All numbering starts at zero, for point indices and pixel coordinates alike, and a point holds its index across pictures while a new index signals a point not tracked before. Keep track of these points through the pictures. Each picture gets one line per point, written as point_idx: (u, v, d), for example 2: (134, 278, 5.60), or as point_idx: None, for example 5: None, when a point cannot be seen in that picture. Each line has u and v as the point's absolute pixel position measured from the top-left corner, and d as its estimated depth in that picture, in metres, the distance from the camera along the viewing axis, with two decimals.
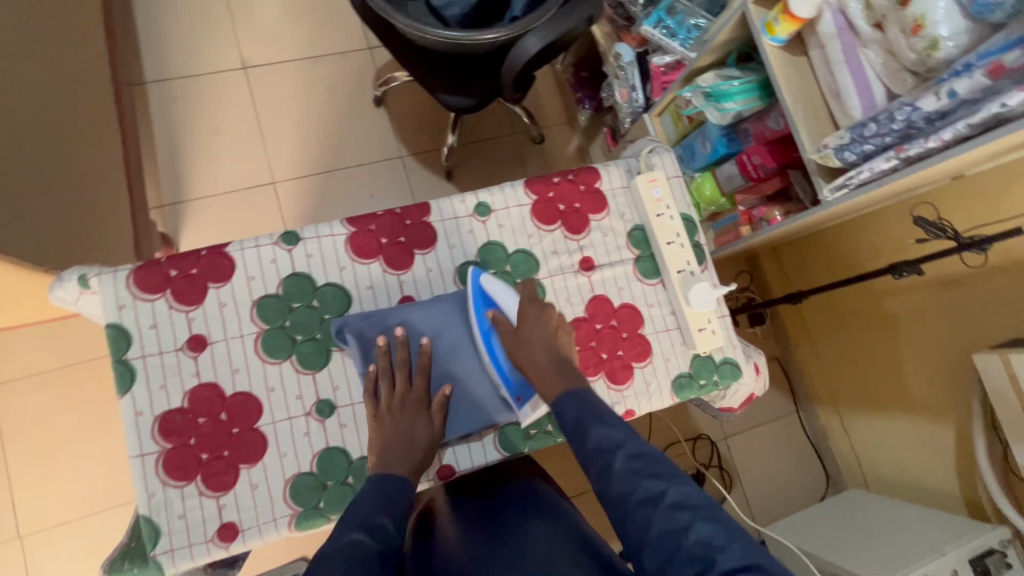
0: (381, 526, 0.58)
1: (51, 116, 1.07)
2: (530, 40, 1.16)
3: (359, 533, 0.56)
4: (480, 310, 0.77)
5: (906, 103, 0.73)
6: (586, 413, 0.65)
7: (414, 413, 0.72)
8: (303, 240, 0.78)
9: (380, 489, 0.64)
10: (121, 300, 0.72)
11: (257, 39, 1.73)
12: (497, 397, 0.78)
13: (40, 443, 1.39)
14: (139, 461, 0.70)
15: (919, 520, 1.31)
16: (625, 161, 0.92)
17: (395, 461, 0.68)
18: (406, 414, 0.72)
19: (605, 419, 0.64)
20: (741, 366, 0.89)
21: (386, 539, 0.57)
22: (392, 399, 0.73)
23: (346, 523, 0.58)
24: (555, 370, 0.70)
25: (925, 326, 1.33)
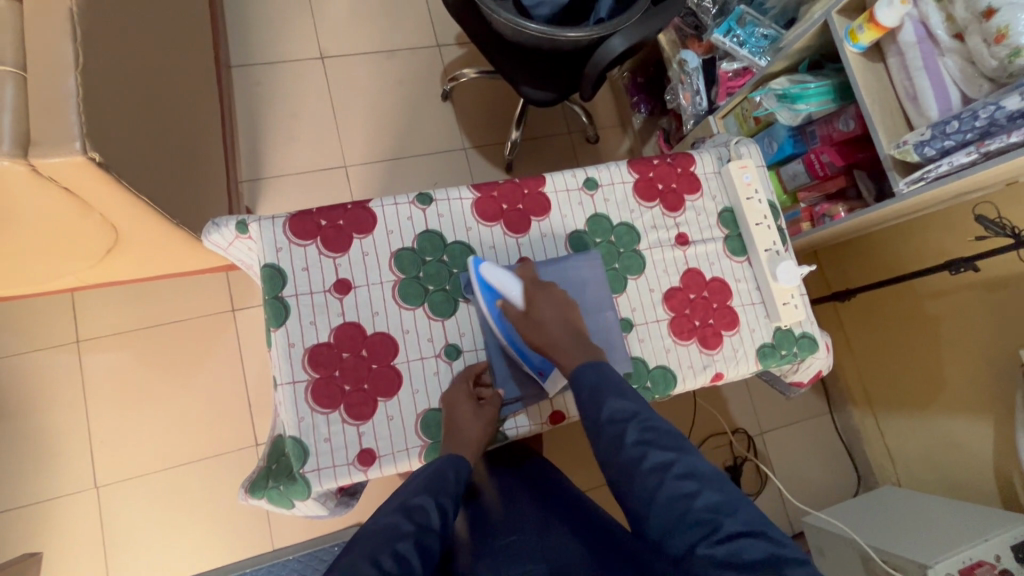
0: (419, 509, 0.64)
1: (179, 83, 1.16)
2: (615, 42, 1.25)
3: (397, 517, 0.62)
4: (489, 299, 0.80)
5: (990, 103, 0.82)
6: (602, 385, 0.69)
7: (460, 401, 0.79)
8: (435, 201, 0.87)
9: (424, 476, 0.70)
10: (278, 243, 0.81)
11: (335, 31, 1.83)
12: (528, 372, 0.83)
13: (122, 397, 1.47)
14: (291, 388, 0.77)
15: (957, 512, 1.38)
16: (716, 149, 1.01)
17: (458, 444, 0.75)
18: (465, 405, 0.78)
19: (622, 394, 0.69)
20: (818, 340, 0.97)
21: (422, 522, 0.63)
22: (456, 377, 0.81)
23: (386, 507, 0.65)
24: (576, 356, 0.75)
25: (968, 326, 1.39)
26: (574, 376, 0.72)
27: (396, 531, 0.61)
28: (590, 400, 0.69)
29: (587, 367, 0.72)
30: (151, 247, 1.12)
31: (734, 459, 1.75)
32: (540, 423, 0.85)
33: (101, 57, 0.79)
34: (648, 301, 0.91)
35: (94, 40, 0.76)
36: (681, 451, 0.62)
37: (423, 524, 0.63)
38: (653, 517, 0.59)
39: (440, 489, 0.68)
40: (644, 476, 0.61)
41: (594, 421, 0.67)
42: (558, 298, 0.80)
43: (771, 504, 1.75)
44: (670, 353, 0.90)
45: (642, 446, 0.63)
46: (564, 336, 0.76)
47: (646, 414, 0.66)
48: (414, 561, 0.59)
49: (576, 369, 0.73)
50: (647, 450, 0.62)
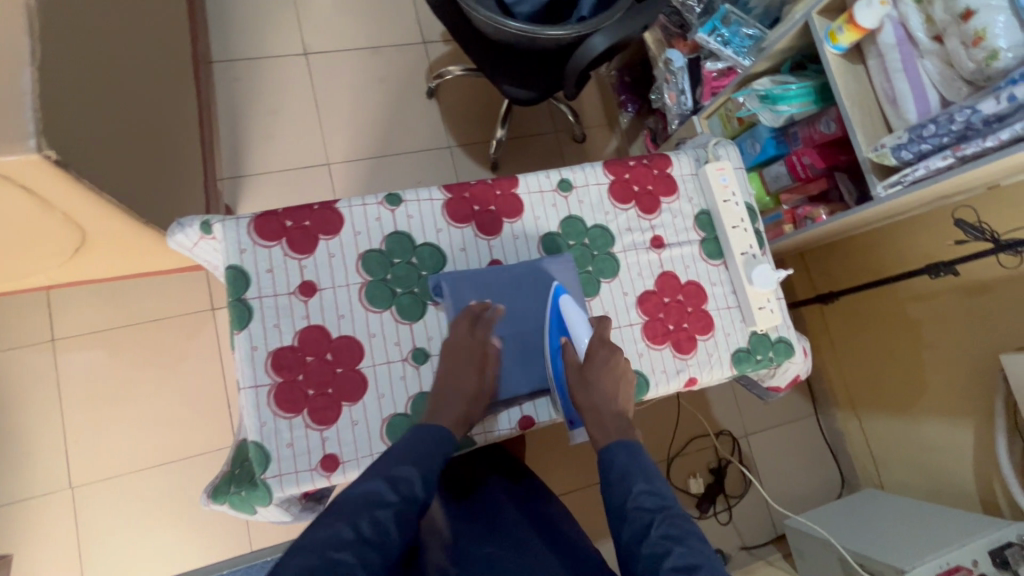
0: (404, 479, 0.64)
1: (150, 77, 1.14)
2: (597, 40, 1.23)
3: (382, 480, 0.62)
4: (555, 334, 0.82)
5: (966, 107, 0.81)
6: (633, 467, 0.68)
7: (462, 363, 0.77)
8: (405, 202, 0.85)
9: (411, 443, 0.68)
10: (242, 244, 0.79)
11: (319, 27, 1.81)
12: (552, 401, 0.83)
13: (97, 397, 1.45)
14: (253, 392, 0.76)
15: (937, 516, 1.38)
16: (694, 151, 1.00)
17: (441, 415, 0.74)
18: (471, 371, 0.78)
19: (651, 480, 0.67)
20: (794, 345, 0.95)
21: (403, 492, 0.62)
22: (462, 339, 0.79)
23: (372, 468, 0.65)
24: (610, 437, 0.73)
25: (950, 331, 1.39)
26: (606, 455, 0.71)
27: (376, 499, 0.61)
28: (619, 476, 0.68)
29: (620, 448, 0.71)
30: (122, 245, 1.10)
31: (718, 461, 1.75)
32: (509, 429, 0.84)
33: (59, 53, 0.77)
34: (621, 305, 0.90)
35: (51, 35, 0.74)
36: (707, 558, 0.59)
37: (406, 495, 0.63)
38: None
39: (428, 460, 0.67)
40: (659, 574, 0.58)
41: (621, 504, 0.65)
42: (617, 364, 0.78)
43: (753, 507, 1.74)
44: (642, 357, 0.89)
45: (666, 543, 0.60)
46: (607, 412, 0.75)
47: (675, 510, 0.64)
48: (392, 531, 0.60)
49: (610, 449, 0.71)
50: (662, 539, 0.61)
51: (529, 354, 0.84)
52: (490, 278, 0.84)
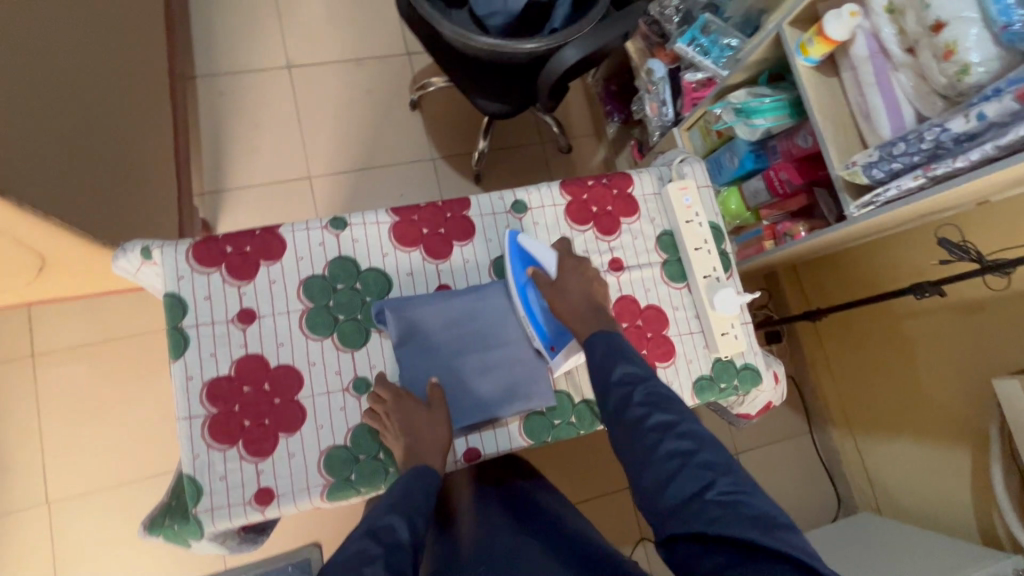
0: (387, 528, 0.60)
1: (111, 96, 1.14)
2: (568, 53, 1.20)
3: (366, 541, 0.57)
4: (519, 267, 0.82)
5: (935, 125, 0.76)
6: (613, 350, 0.70)
7: (406, 412, 0.74)
8: (350, 226, 0.83)
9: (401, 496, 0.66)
10: (180, 271, 0.77)
11: (301, 39, 1.80)
12: (528, 393, 0.81)
13: (75, 412, 1.45)
14: (186, 424, 0.74)
15: (931, 546, 1.30)
16: (657, 169, 0.96)
17: (423, 453, 0.72)
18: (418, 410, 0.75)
19: (631, 359, 0.69)
20: (762, 372, 0.91)
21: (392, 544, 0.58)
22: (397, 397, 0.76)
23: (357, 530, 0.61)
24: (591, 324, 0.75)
25: (944, 351, 1.32)
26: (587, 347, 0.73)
27: (367, 556, 0.56)
28: (600, 366, 0.69)
29: (601, 339, 0.72)
30: (83, 265, 1.10)
31: None
32: (454, 462, 0.80)
33: None
34: None
35: None
36: (683, 414, 0.61)
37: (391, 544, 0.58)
38: (651, 475, 0.58)
39: (412, 510, 0.64)
40: (660, 460, 0.58)
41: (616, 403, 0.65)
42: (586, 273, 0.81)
43: None
44: None
45: (648, 406, 0.63)
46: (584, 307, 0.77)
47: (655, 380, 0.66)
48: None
49: (588, 338, 0.73)
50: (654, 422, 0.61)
51: (481, 379, 0.80)
52: (433, 306, 0.80)
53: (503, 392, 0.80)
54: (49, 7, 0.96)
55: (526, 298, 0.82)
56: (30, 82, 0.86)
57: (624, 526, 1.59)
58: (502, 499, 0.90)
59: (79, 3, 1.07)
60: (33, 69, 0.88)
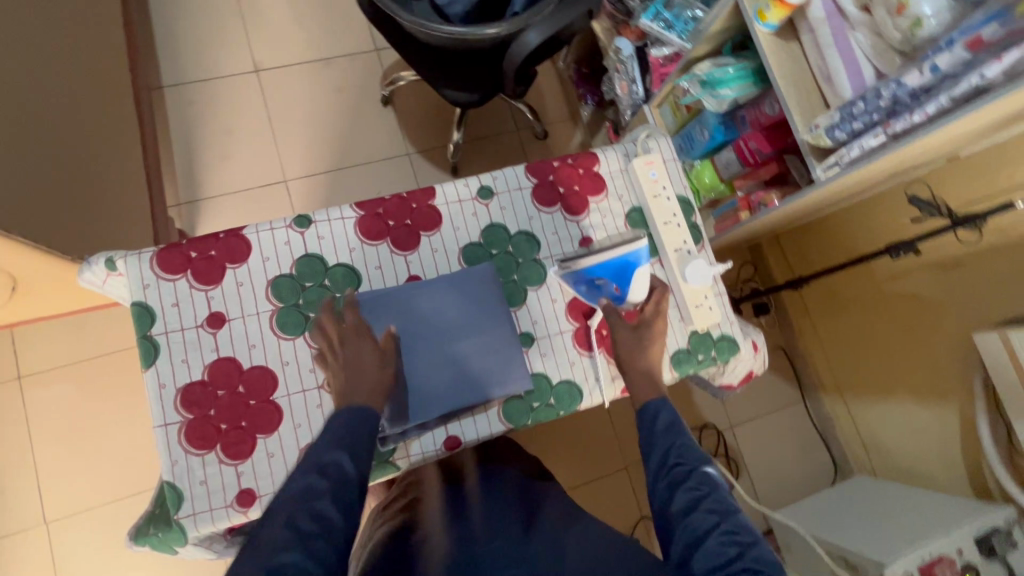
0: (333, 464, 0.64)
1: (76, 110, 1.13)
2: (530, 35, 1.19)
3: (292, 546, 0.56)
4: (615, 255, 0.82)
5: (891, 80, 0.76)
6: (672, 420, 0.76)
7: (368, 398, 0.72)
8: (315, 223, 0.83)
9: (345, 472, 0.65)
10: (145, 279, 0.77)
11: (268, 42, 1.78)
12: (496, 377, 0.81)
13: (66, 431, 1.45)
14: (163, 431, 0.74)
15: (925, 503, 1.31)
16: (623, 146, 0.95)
17: (357, 392, 0.70)
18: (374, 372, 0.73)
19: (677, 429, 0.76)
20: (739, 342, 0.91)
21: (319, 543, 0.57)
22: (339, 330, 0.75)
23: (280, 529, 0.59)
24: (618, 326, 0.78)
25: (927, 309, 1.32)
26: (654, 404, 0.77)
27: (313, 492, 0.61)
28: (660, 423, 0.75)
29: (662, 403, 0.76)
30: (58, 281, 1.09)
31: None
32: (434, 450, 0.80)
33: None
34: (550, 313, 0.86)
35: None
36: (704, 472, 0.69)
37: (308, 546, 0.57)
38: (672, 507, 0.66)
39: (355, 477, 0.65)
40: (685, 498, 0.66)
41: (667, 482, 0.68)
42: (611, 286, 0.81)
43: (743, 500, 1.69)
44: (575, 366, 0.85)
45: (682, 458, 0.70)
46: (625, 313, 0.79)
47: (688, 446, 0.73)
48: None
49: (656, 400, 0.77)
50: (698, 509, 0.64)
51: (448, 367, 0.80)
52: (396, 298, 0.81)
53: (472, 379, 0.80)
54: (2, 24, 0.94)
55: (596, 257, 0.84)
56: None
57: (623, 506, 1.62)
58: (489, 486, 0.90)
59: (35, 19, 1.06)
60: None
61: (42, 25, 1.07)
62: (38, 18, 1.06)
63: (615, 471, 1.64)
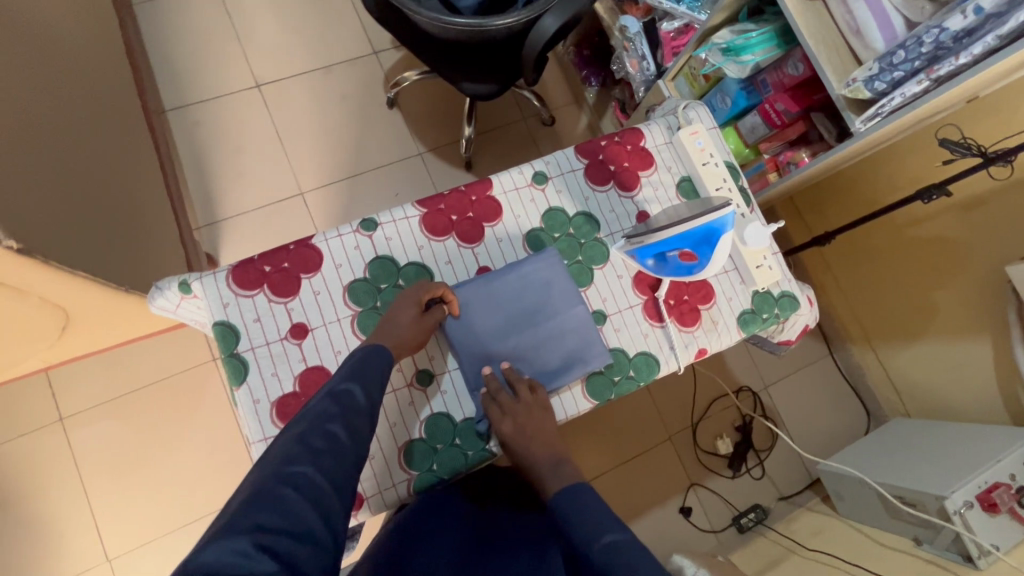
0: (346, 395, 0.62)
1: (107, 139, 1.11)
2: (547, 21, 1.20)
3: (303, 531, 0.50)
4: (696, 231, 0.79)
5: (932, 26, 0.79)
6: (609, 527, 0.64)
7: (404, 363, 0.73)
8: (381, 225, 0.83)
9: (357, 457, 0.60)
10: (224, 298, 0.77)
11: (266, 55, 1.77)
12: (583, 351, 0.83)
13: (116, 467, 1.43)
14: (264, 445, 0.75)
15: (968, 435, 1.36)
16: (664, 119, 0.97)
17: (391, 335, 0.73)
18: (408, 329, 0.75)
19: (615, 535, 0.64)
20: (798, 297, 0.93)
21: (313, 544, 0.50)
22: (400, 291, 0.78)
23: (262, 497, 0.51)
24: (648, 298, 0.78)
25: (956, 248, 1.37)
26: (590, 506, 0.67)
27: (324, 417, 0.60)
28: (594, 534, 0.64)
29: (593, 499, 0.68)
30: (107, 314, 1.07)
31: (742, 419, 1.73)
32: None
33: (7, 141, 0.76)
34: (618, 289, 0.88)
35: None
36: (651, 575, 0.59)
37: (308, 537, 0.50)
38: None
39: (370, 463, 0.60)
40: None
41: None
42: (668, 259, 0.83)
43: (785, 456, 1.73)
44: (649, 338, 0.87)
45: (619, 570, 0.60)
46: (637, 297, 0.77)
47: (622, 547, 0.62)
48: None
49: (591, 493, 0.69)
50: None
51: (533, 352, 0.82)
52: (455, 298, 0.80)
53: (553, 363, 0.82)
54: (40, 58, 0.94)
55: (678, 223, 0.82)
56: (37, 135, 0.85)
57: (673, 475, 1.65)
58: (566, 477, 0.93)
59: (67, 52, 1.05)
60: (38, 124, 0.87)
61: (70, 54, 1.06)
62: (66, 47, 1.05)
63: (660, 443, 1.67)
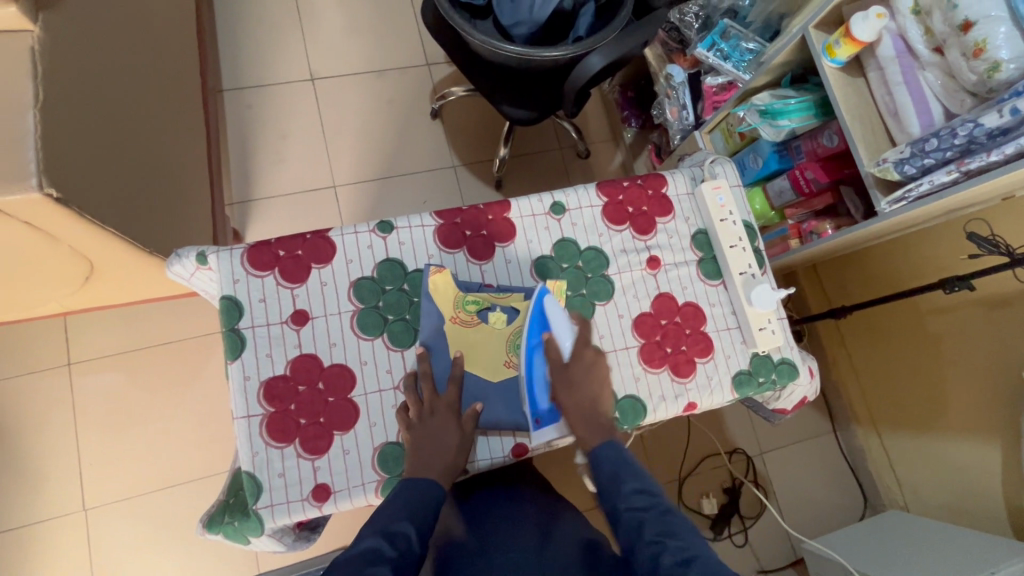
0: (402, 535, 0.63)
1: (163, 109, 1.18)
2: (594, 59, 1.23)
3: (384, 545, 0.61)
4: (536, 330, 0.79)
5: (968, 120, 0.79)
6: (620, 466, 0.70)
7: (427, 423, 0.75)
8: (397, 229, 0.86)
9: (413, 492, 0.68)
10: (236, 275, 0.80)
11: (325, 52, 1.85)
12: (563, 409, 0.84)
13: (108, 419, 1.47)
14: (246, 422, 0.76)
15: (969, 541, 1.30)
16: (690, 170, 0.98)
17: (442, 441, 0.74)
18: (434, 421, 0.75)
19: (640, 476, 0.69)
20: (798, 366, 0.92)
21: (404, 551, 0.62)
22: (421, 408, 0.76)
23: (368, 528, 0.64)
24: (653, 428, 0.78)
25: (976, 345, 1.33)
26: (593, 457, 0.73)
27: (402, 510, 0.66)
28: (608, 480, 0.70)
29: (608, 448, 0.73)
30: (128, 272, 1.12)
31: (732, 481, 1.68)
32: (502, 457, 0.81)
33: (68, 99, 0.81)
34: (617, 328, 0.88)
35: (55, 83, 0.78)
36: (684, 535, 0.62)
37: (403, 552, 0.62)
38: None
39: (390, 518, 0.65)
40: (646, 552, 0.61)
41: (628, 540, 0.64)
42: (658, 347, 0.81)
43: (772, 529, 1.67)
44: (639, 381, 0.87)
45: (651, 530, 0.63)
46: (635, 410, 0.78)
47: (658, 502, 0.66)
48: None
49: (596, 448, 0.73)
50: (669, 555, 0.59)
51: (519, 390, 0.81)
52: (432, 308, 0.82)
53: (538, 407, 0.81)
54: (117, 27, 1.01)
55: (530, 362, 0.79)
56: (100, 97, 0.92)
57: None
58: (540, 513, 0.92)
59: (141, 25, 1.13)
60: (104, 86, 0.93)
61: (142, 26, 1.13)
62: (139, 20, 1.12)
63: None
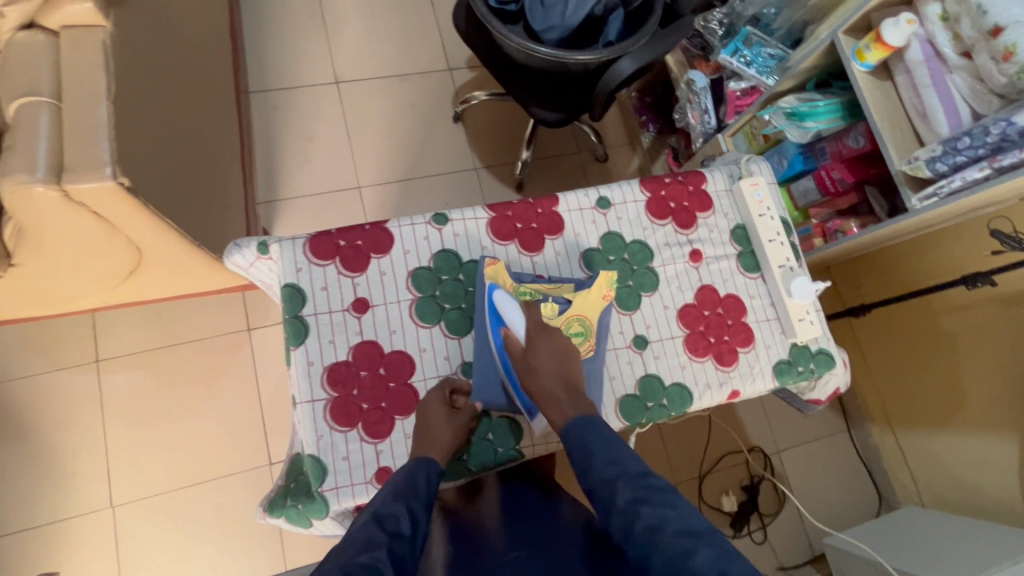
0: (392, 516, 0.58)
1: (206, 106, 1.20)
2: (624, 63, 1.27)
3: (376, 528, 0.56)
4: (495, 327, 0.79)
5: (1000, 119, 0.84)
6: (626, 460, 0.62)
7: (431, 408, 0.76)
8: (451, 221, 0.88)
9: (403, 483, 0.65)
10: (298, 264, 0.82)
11: (349, 56, 1.88)
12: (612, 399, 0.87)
13: (136, 416, 1.47)
14: (310, 406, 0.78)
15: (991, 534, 1.32)
16: (727, 167, 1.02)
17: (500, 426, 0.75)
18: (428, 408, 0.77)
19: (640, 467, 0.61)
20: (834, 356, 0.95)
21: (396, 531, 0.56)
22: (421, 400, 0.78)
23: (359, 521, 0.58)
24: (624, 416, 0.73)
25: (993, 341, 1.37)
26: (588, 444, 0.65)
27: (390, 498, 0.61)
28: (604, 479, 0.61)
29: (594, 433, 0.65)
30: (173, 265, 1.13)
31: (751, 479, 1.71)
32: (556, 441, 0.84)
33: (135, 92, 0.84)
34: (663, 318, 0.91)
35: (124, 77, 0.81)
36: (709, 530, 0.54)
37: (394, 531, 0.56)
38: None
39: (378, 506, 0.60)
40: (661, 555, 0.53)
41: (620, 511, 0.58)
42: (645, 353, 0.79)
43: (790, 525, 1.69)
44: (686, 370, 0.90)
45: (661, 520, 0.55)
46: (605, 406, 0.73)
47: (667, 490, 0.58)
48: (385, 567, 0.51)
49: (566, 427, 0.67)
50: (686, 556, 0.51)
51: None
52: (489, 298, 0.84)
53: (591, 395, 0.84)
54: (169, 24, 1.03)
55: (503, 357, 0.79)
56: (160, 92, 0.94)
57: None
58: None
59: (188, 25, 1.15)
60: (163, 82, 0.96)
61: (189, 26, 1.16)
62: (186, 20, 1.15)
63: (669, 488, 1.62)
